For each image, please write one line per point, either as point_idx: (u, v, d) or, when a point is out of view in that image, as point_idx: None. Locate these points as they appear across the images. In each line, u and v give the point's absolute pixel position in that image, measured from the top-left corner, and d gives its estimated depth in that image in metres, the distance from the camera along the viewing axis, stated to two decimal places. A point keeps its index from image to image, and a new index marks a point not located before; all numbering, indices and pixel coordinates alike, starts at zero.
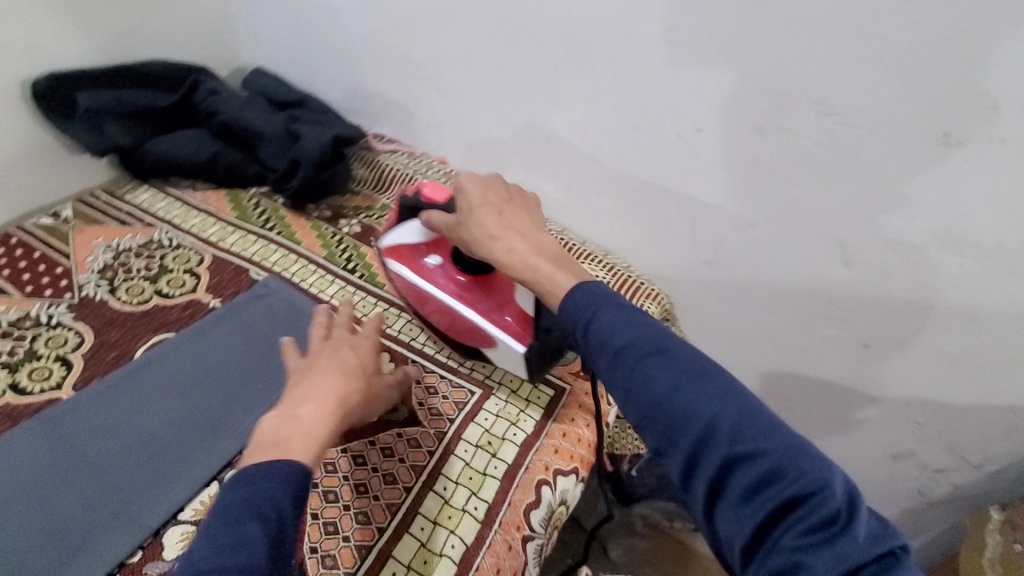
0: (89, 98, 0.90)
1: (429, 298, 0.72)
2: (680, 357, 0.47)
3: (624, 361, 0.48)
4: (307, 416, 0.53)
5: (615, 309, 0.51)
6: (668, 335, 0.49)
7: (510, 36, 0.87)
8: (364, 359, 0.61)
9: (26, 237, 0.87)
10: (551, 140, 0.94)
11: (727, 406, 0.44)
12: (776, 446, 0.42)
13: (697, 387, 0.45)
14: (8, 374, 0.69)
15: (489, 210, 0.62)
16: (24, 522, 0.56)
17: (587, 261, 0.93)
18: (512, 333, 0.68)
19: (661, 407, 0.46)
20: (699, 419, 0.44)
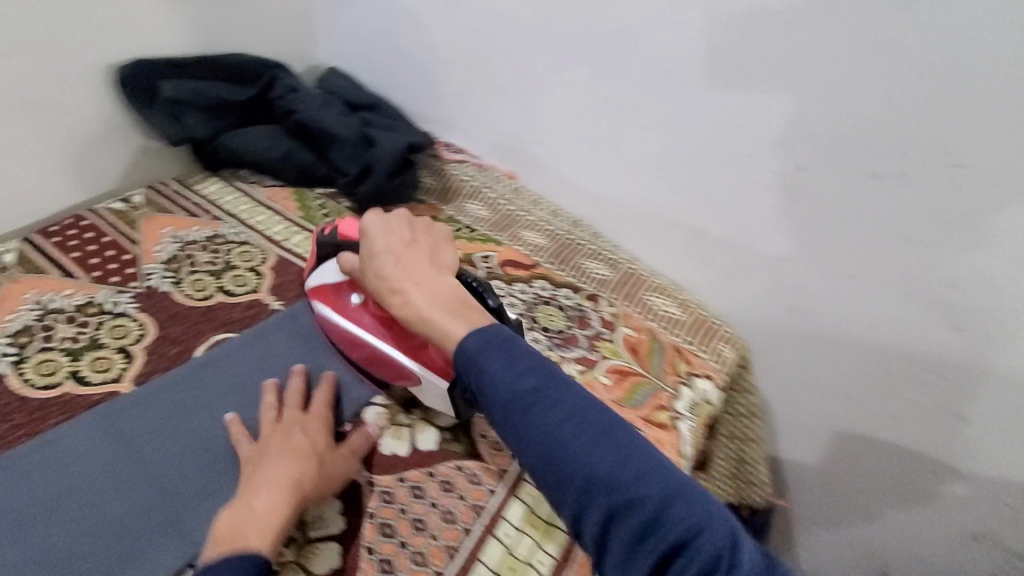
0: (173, 87, 0.90)
1: (358, 340, 0.68)
2: (565, 403, 0.47)
3: (510, 410, 0.47)
4: (260, 506, 0.52)
5: (505, 355, 0.49)
6: (554, 378, 0.48)
7: (596, 56, 0.84)
8: (318, 443, 0.59)
9: (96, 219, 0.86)
10: (629, 165, 0.90)
11: (612, 453, 0.45)
12: (660, 493, 0.43)
13: (586, 434, 0.45)
14: (70, 362, 0.67)
15: (388, 255, 0.59)
16: (76, 523, 0.54)
17: (657, 295, 0.87)
18: (436, 368, 0.62)
19: (551, 457, 0.45)
20: (584, 469, 0.44)
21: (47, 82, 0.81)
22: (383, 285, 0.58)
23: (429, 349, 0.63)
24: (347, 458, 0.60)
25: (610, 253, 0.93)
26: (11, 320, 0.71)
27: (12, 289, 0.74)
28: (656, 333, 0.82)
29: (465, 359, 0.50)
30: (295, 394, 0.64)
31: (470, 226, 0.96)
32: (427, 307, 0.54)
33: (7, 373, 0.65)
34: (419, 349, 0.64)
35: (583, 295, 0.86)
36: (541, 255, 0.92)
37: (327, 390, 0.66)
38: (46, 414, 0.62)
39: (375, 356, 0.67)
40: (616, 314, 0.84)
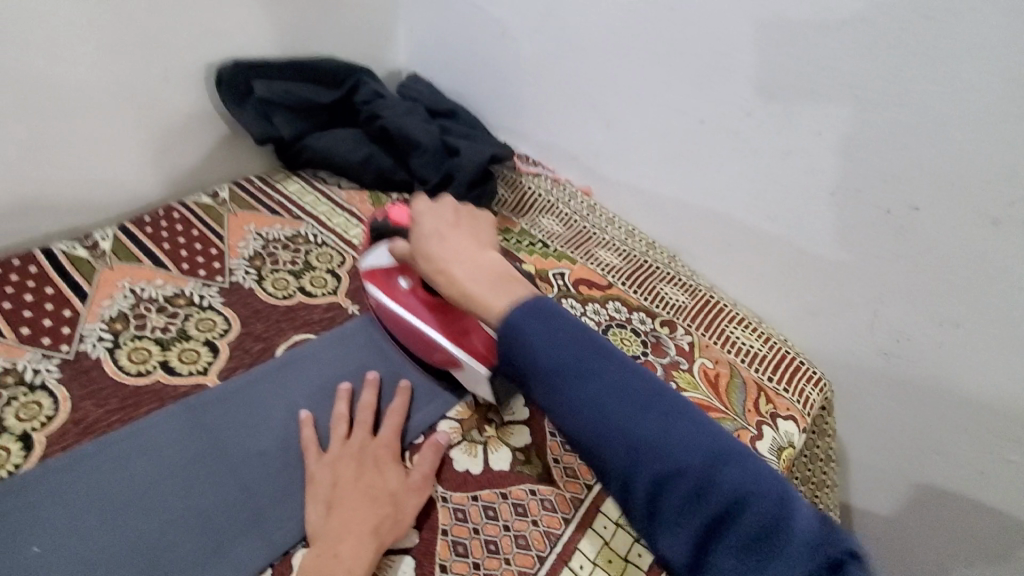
0: (266, 88, 0.92)
1: (400, 321, 0.69)
2: (607, 371, 0.41)
3: (547, 381, 0.41)
4: (347, 556, 0.51)
5: (540, 317, 0.43)
6: (594, 339, 0.42)
7: (691, 78, 0.83)
8: (390, 474, 0.58)
9: (185, 211, 0.89)
10: (715, 190, 0.87)
11: (660, 423, 0.39)
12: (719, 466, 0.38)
13: (635, 402, 0.40)
14: (159, 351, 0.69)
15: (435, 234, 0.54)
16: (163, 513, 0.55)
17: (739, 328, 0.84)
18: (480, 357, 0.64)
19: (595, 431, 0.40)
20: (634, 443, 0.39)
21: (153, 77, 0.84)
22: (430, 264, 0.52)
23: (473, 339, 0.65)
24: (420, 483, 0.59)
25: (688, 279, 0.90)
26: (106, 306, 0.73)
27: (108, 275, 0.77)
28: (735, 367, 0.79)
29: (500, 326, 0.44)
30: (366, 411, 0.64)
31: (543, 241, 0.94)
32: (469, 282, 0.48)
33: (101, 359, 0.67)
34: (464, 338, 0.65)
35: (658, 320, 0.83)
36: (614, 274, 0.90)
37: (397, 407, 0.65)
38: (137, 402, 0.63)
39: (417, 338, 0.69)
40: (694, 343, 0.81)
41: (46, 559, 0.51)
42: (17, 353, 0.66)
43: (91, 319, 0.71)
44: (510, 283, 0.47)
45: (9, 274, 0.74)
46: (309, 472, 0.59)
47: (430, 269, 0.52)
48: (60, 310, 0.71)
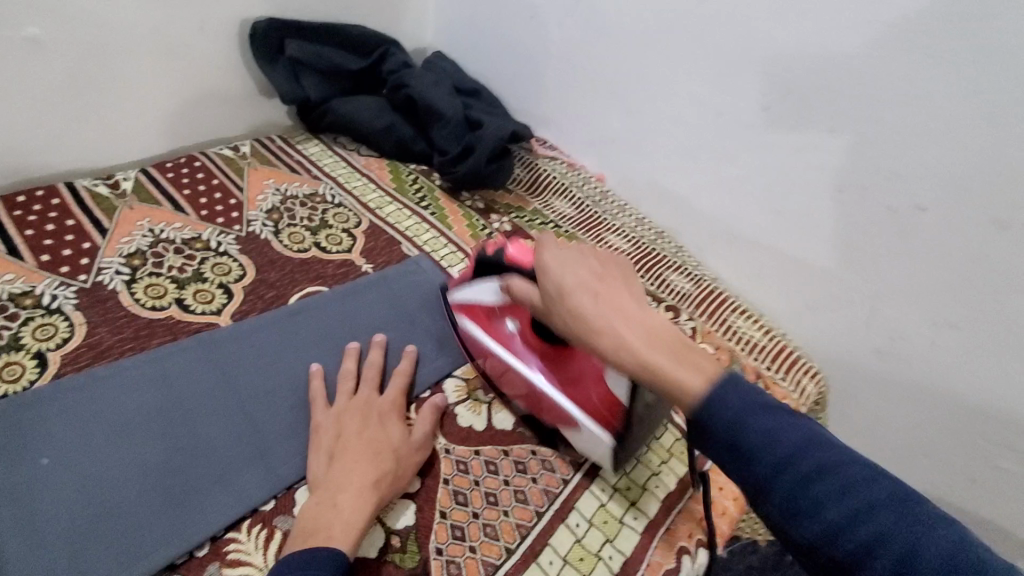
0: (297, 48, 0.93)
1: (507, 368, 0.64)
2: (856, 472, 0.37)
3: (782, 477, 0.38)
4: (347, 504, 0.51)
5: (765, 412, 0.41)
6: (830, 442, 0.39)
7: (716, 71, 0.84)
8: (394, 431, 0.58)
9: (207, 161, 0.90)
10: (730, 183, 0.88)
11: (933, 531, 0.35)
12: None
13: (895, 502, 0.36)
14: (175, 289, 0.70)
15: (584, 291, 0.50)
16: (171, 440, 0.56)
17: (739, 317, 0.86)
18: (595, 416, 0.58)
19: (857, 538, 0.35)
20: (914, 559, 0.34)
21: (188, 25, 0.85)
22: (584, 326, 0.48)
23: (591, 395, 0.59)
24: (421, 444, 0.59)
25: (694, 268, 0.92)
26: (125, 242, 0.74)
27: (128, 214, 0.78)
28: (734, 353, 0.81)
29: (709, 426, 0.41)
30: (373, 369, 0.64)
31: (555, 222, 0.96)
32: (647, 351, 0.45)
33: (118, 290, 0.68)
34: (580, 391, 0.60)
35: (663, 305, 0.85)
36: (623, 259, 0.92)
37: (404, 369, 0.65)
38: (151, 333, 0.65)
39: (528, 390, 0.63)
40: (696, 328, 0.83)
41: (53, 472, 0.52)
42: (35, 278, 0.67)
43: (110, 253, 0.72)
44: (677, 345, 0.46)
45: (32, 204, 0.75)
46: (314, 422, 0.59)
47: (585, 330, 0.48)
48: (79, 242, 0.72)
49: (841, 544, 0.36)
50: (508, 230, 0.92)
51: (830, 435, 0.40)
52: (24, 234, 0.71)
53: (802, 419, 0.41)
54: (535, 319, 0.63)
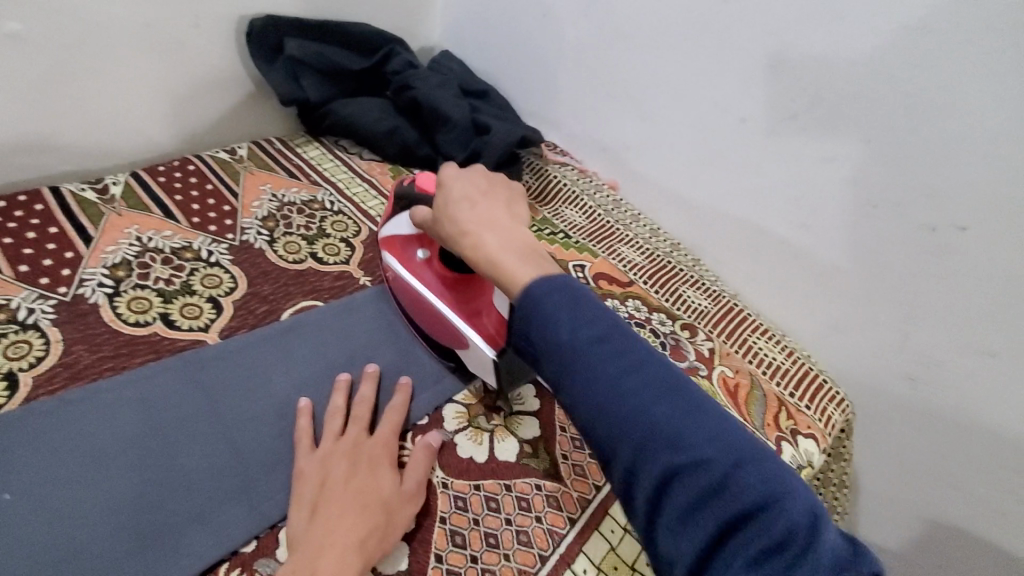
0: (297, 46, 0.89)
1: (409, 288, 0.66)
2: (632, 357, 0.40)
3: (565, 357, 0.40)
4: (327, 570, 0.45)
5: (571, 301, 0.42)
6: (621, 330, 0.41)
7: (739, 75, 0.79)
8: (385, 479, 0.53)
9: (201, 165, 0.85)
10: (753, 194, 0.83)
11: (678, 412, 0.38)
12: (732, 458, 0.37)
13: (658, 385, 0.39)
14: (161, 303, 0.66)
15: (466, 204, 0.53)
16: (146, 472, 0.51)
17: (761, 338, 0.80)
18: (488, 339, 0.61)
19: (613, 413, 0.39)
20: (650, 432, 0.38)
21: (182, 22, 0.81)
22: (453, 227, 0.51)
23: (484, 319, 0.62)
24: (414, 492, 0.53)
25: (712, 284, 0.86)
26: (110, 251, 0.70)
27: (115, 221, 0.74)
28: (756, 378, 0.75)
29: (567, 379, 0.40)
30: (364, 406, 0.59)
31: (565, 231, 0.91)
32: (499, 251, 0.48)
33: (99, 304, 0.64)
34: (474, 315, 0.62)
35: (679, 323, 0.79)
36: (636, 272, 0.86)
37: (399, 404, 0.60)
38: (133, 351, 0.60)
39: (426, 309, 0.65)
40: (715, 350, 0.77)
41: (18, 507, 0.48)
42: (12, 290, 0.63)
43: (93, 263, 0.68)
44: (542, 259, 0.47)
45: (13, 209, 0.71)
46: (297, 467, 0.54)
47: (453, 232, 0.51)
48: (62, 251, 0.68)
49: (601, 418, 0.39)
50: None
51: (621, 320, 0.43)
52: (3, 242, 0.67)
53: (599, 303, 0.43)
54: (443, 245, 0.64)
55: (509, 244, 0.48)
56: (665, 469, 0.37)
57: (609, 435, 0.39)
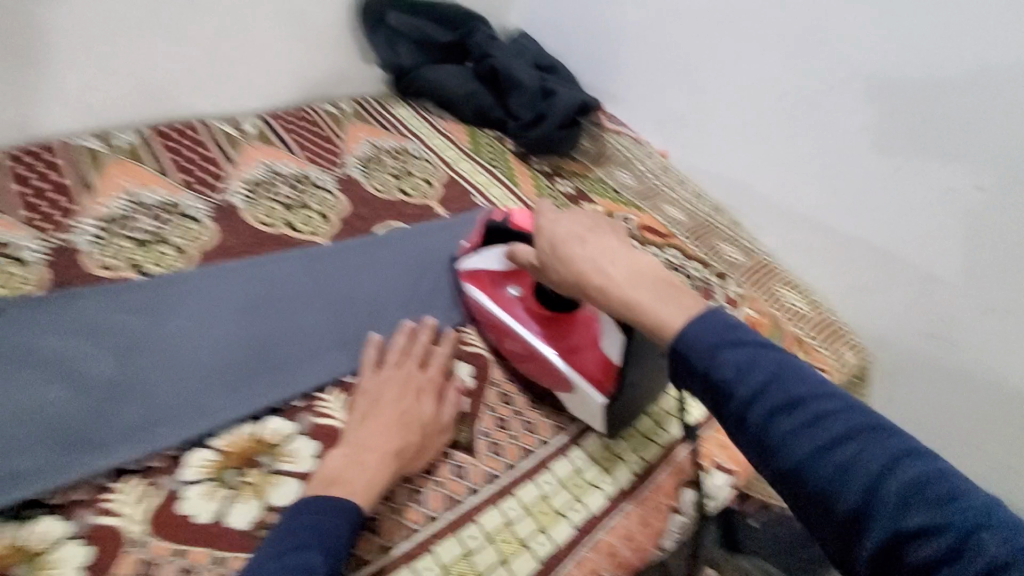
0: (398, 18, 1.06)
1: (508, 333, 0.68)
2: (826, 407, 0.40)
3: (756, 414, 0.41)
4: (370, 466, 0.54)
5: (736, 345, 0.43)
6: (807, 381, 0.41)
7: (786, 52, 0.88)
8: (427, 407, 0.59)
9: (315, 115, 1.03)
10: (793, 161, 0.91)
11: (896, 472, 0.37)
12: (977, 524, 0.34)
13: (865, 441, 0.38)
14: (286, 212, 0.83)
15: (576, 239, 0.55)
16: (278, 324, 0.68)
17: (786, 287, 0.90)
18: (592, 377, 0.63)
19: (818, 470, 0.38)
20: (868, 490, 0.37)
21: None
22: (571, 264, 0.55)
23: (585, 357, 0.63)
24: (447, 423, 0.61)
25: (746, 242, 0.95)
26: (248, 171, 0.88)
27: (250, 151, 0.92)
28: (777, 319, 0.85)
29: (758, 437, 0.41)
30: (420, 343, 0.64)
31: (616, 189, 1.03)
32: (628, 286, 0.51)
33: (241, 208, 0.82)
34: (574, 353, 0.64)
35: (712, 271, 0.89)
36: (677, 228, 0.97)
37: (449, 346, 0.65)
38: (265, 243, 0.78)
39: (527, 353, 0.67)
40: (741, 295, 0.86)
41: (189, 328, 0.64)
42: (178, 193, 0.81)
43: (236, 179, 0.86)
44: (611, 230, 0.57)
45: (178, 135, 0.90)
46: (359, 386, 0.61)
47: (571, 270, 0.55)
48: (213, 168, 0.87)
49: (809, 476, 0.39)
50: (572, 193, 1.00)
51: (815, 373, 0.42)
52: (171, 157, 0.86)
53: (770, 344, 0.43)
54: (537, 286, 0.67)
55: (633, 275, 0.51)
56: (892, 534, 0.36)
57: (819, 492, 0.38)
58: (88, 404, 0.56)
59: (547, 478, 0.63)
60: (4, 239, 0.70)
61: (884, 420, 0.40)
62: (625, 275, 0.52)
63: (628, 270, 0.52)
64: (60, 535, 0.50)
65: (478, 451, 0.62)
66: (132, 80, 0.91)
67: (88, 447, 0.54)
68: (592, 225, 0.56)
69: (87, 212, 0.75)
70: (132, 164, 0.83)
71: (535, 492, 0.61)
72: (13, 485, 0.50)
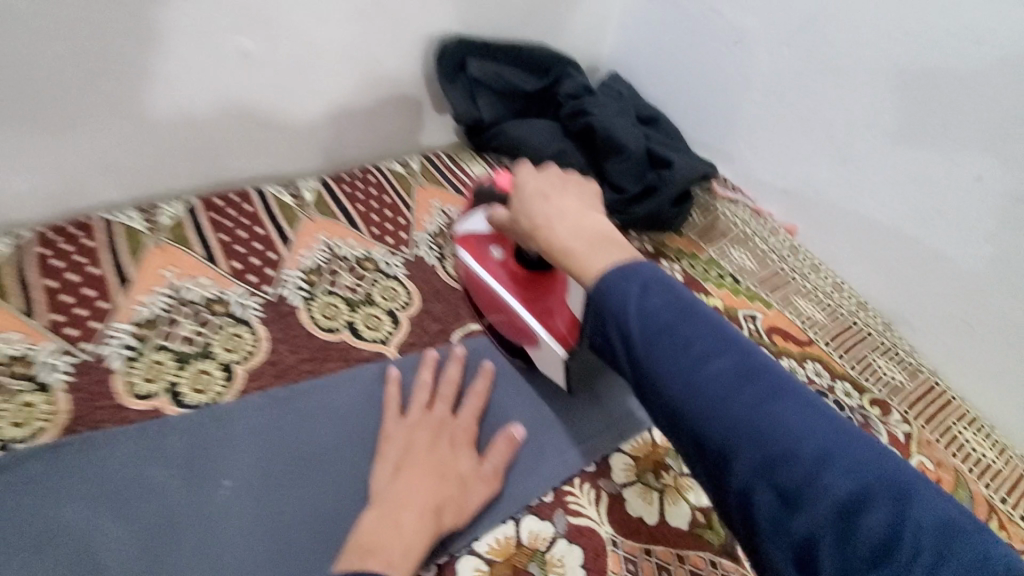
0: (480, 67, 0.91)
1: (487, 290, 0.68)
2: (702, 342, 0.42)
3: (644, 347, 0.43)
4: (409, 526, 0.49)
5: (639, 286, 0.44)
6: (696, 316, 0.43)
7: (977, 123, 0.70)
8: (464, 459, 0.55)
9: (381, 176, 0.90)
10: (970, 257, 0.73)
11: (756, 402, 0.39)
12: (816, 448, 0.37)
13: (731, 372, 0.41)
14: (348, 311, 0.70)
15: (539, 196, 0.54)
16: (337, 483, 0.54)
17: (966, 429, 0.70)
18: (558, 337, 0.61)
19: (690, 400, 0.41)
20: (731, 420, 0.39)
21: (383, 43, 0.86)
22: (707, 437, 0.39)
23: (555, 318, 0.62)
24: (491, 475, 0.55)
25: (909, 357, 0.76)
26: (305, 256, 0.75)
27: (308, 226, 0.79)
28: (963, 477, 0.65)
29: (659, 384, 0.42)
30: (449, 386, 0.61)
31: (734, 275, 0.85)
32: (569, 239, 0.50)
33: (298, 307, 0.68)
34: (545, 315, 0.63)
35: (868, 397, 0.71)
36: (816, 331, 0.78)
37: (481, 389, 0.61)
38: (326, 356, 0.64)
39: (500, 309, 0.67)
40: (912, 435, 0.67)
41: (234, 495, 0.52)
42: (226, 285, 0.68)
43: (292, 266, 0.73)
44: (578, 194, 0.56)
45: (228, 208, 0.78)
46: (384, 430, 0.57)
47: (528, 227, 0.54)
48: (266, 252, 0.74)
49: (684, 408, 0.41)
50: (680, 281, 0.82)
51: (707, 311, 0.44)
52: (220, 238, 0.74)
53: (670, 284, 0.44)
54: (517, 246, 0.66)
55: (576, 236, 0.50)
56: (745, 461, 0.38)
57: (690, 423, 0.41)
58: None
59: None
60: (27, 352, 0.58)
61: (763, 359, 0.42)
62: (566, 232, 0.51)
63: (573, 229, 0.51)
64: None
65: None
66: (170, 141, 0.79)
67: None
68: (578, 205, 0.54)
69: (121, 314, 0.63)
70: (175, 250, 0.70)
71: None
72: None
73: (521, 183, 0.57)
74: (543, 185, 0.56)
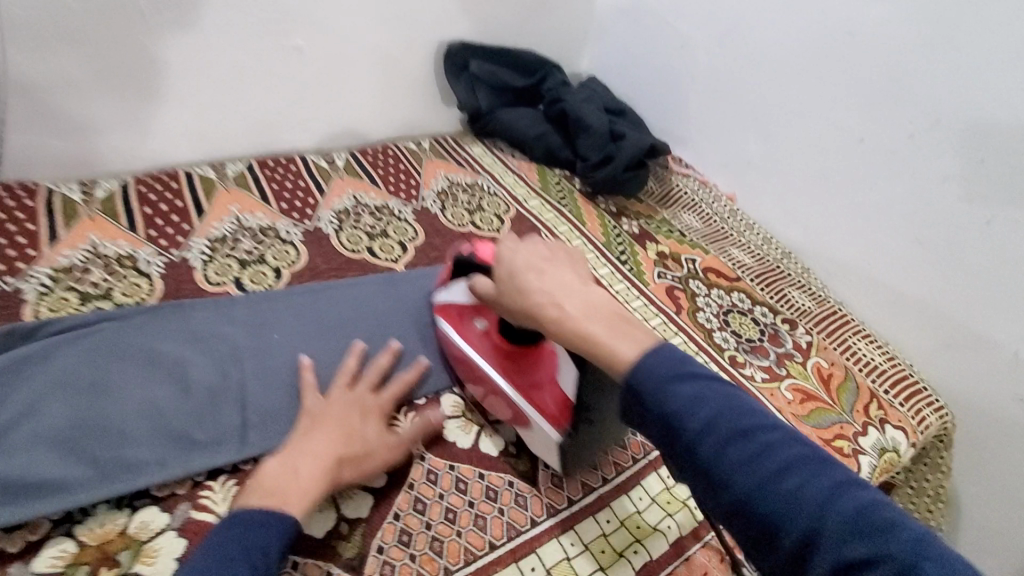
0: (478, 66, 1.13)
1: (474, 367, 0.69)
2: (765, 437, 0.43)
3: (706, 447, 0.44)
4: (305, 473, 0.55)
5: (688, 384, 0.46)
6: (747, 408, 0.45)
7: (864, 102, 0.89)
8: (372, 428, 0.61)
9: (398, 151, 1.12)
10: (864, 210, 0.92)
11: (831, 497, 0.40)
12: (903, 538, 0.37)
13: (787, 454, 0.43)
14: (367, 240, 0.90)
15: (533, 270, 0.58)
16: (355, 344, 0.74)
17: (860, 340, 0.85)
18: (550, 416, 0.63)
19: (763, 492, 0.41)
20: (811, 516, 0.40)
21: (402, 47, 1.09)
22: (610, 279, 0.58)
23: (545, 397, 0.64)
24: (394, 444, 0.61)
25: (818, 289, 0.93)
26: (336, 202, 0.96)
27: (339, 182, 1.00)
28: (849, 372, 0.81)
29: (719, 476, 0.43)
30: (374, 370, 0.67)
31: (681, 231, 1.03)
32: None
33: (329, 234, 0.89)
34: (535, 391, 0.65)
35: (780, 317, 0.87)
36: (744, 271, 0.95)
37: (407, 382, 0.67)
38: (349, 268, 0.85)
39: (488, 385, 0.68)
40: (812, 342, 0.84)
41: (282, 345, 0.71)
42: (276, 219, 0.90)
43: (326, 208, 0.94)
44: None
45: (277, 167, 1.00)
46: (306, 407, 0.63)
47: None
48: (307, 198, 0.95)
49: (755, 505, 0.42)
50: (636, 233, 1.01)
51: (755, 405, 0.46)
52: (271, 187, 0.95)
53: (714, 381, 0.47)
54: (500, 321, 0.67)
55: None
56: (834, 558, 0.38)
57: (767, 520, 0.41)
58: (195, 407, 0.64)
59: (607, 515, 0.65)
60: (132, 253, 0.80)
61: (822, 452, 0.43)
62: None
63: None
64: (164, 526, 0.56)
65: (542, 482, 0.66)
66: (238, 115, 1.01)
67: (195, 444, 0.61)
68: None
69: (199, 233, 0.85)
70: (239, 193, 0.93)
71: (596, 530, 0.63)
72: (128, 474, 0.57)
73: (508, 256, 0.60)
74: (534, 258, 0.59)
